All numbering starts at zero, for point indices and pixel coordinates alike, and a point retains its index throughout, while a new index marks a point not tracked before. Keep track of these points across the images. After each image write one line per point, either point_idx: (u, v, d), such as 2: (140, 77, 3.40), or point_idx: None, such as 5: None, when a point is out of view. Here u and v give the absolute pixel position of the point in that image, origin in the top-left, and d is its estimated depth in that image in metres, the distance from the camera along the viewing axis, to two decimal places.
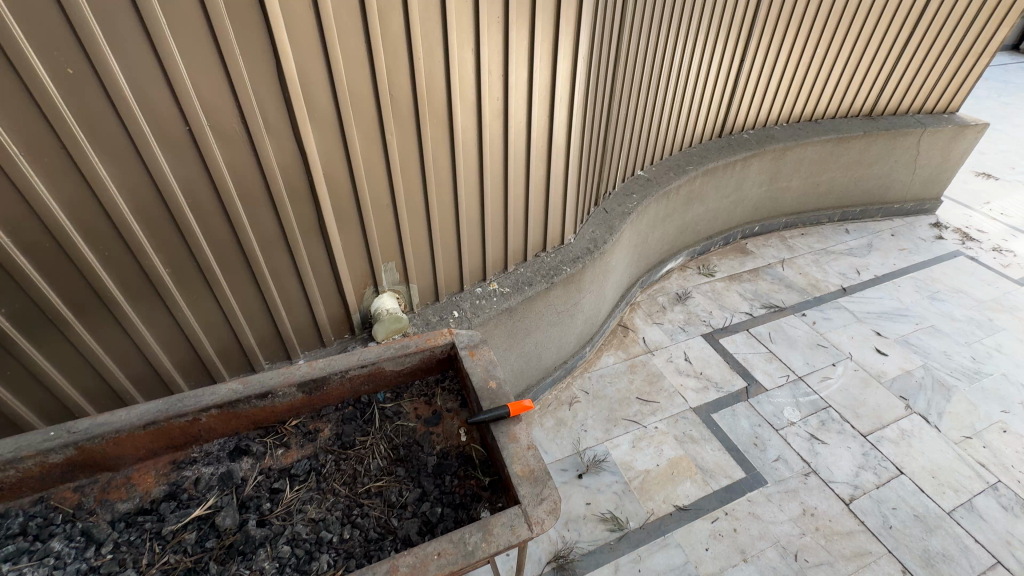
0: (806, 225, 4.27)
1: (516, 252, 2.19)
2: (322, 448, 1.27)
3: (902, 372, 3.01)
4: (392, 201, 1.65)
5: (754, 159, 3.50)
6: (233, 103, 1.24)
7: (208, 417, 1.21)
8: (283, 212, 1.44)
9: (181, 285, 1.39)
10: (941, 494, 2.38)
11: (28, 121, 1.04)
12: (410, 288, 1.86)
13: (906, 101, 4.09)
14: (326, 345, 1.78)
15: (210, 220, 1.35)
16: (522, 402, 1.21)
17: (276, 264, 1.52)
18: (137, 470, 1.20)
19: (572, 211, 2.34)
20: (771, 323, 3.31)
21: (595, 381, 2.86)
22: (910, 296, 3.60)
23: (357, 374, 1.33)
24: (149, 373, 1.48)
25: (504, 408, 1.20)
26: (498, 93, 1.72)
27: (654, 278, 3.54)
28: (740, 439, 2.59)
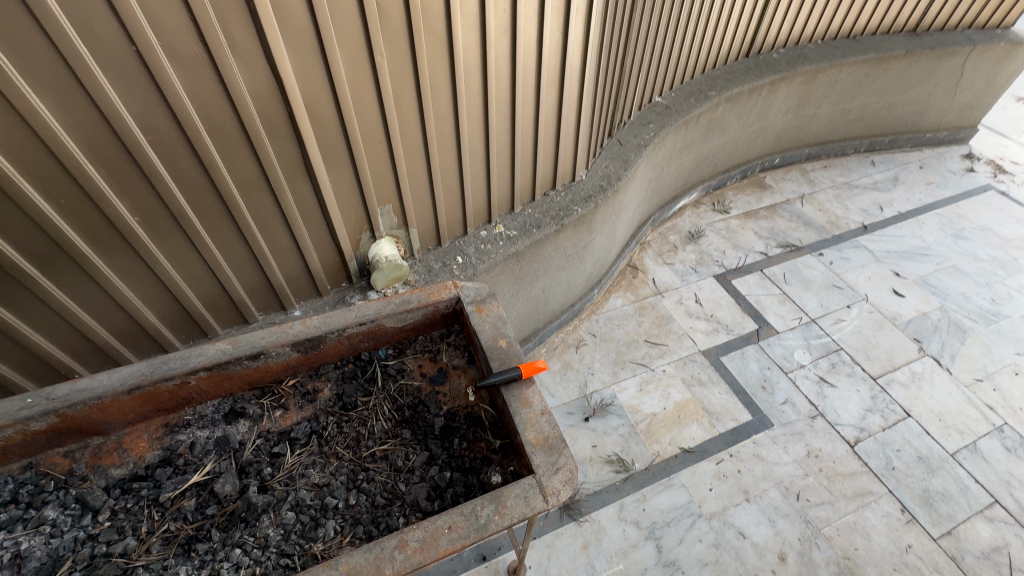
0: (829, 156, 4.00)
1: (524, 191, 2.01)
2: (322, 409, 1.20)
3: (918, 314, 2.93)
4: (386, 136, 1.46)
5: (783, 83, 3.18)
6: (187, 18, 1.02)
7: (197, 379, 1.12)
8: (261, 150, 1.26)
9: (155, 234, 1.26)
10: (946, 436, 2.39)
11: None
12: (410, 232, 1.72)
13: (957, 14, 3.65)
14: (323, 295, 1.67)
15: (178, 160, 1.18)
16: (535, 363, 1.13)
17: (260, 209, 1.37)
18: (129, 433, 1.13)
19: (584, 144, 2.13)
20: (786, 263, 3.18)
21: (603, 323, 2.78)
22: (933, 234, 3.44)
23: (356, 331, 1.23)
24: (134, 328, 1.38)
25: (515, 370, 1.12)
26: (506, 4, 1.47)
27: (666, 215, 3.36)
28: (748, 382, 2.57)
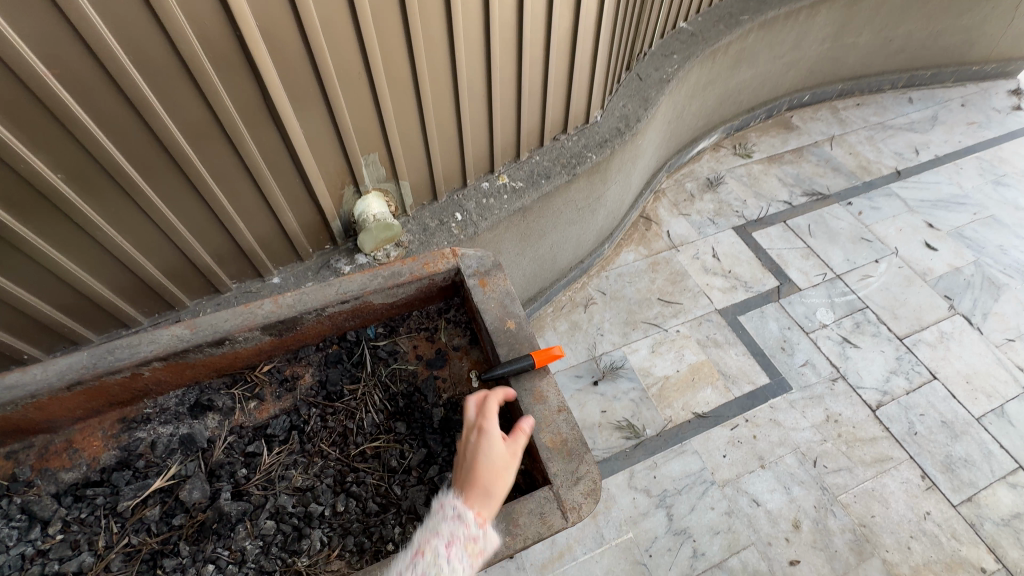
0: (863, 93, 3.64)
1: (532, 136, 1.75)
2: (302, 399, 1.05)
3: (950, 269, 2.74)
4: (366, 69, 1.20)
5: (823, 6, 2.80)
6: None
7: (152, 370, 0.95)
8: (210, 91, 1.01)
9: (90, 195, 1.04)
10: (973, 400, 2.28)
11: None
12: (400, 186, 1.49)
13: None
14: (304, 260, 1.47)
15: (101, 101, 0.93)
16: (550, 350, 0.96)
17: (218, 164, 1.14)
18: (80, 431, 0.98)
19: (601, 80, 1.84)
20: (812, 213, 2.94)
21: (613, 280, 2.60)
22: (971, 180, 3.17)
23: (338, 310, 1.05)
24: (85, 304, 1.19)
25: (527, 357, 0.95)
26: None
27: (684, 160, 3.08)
28: (767, 343, 2.42)
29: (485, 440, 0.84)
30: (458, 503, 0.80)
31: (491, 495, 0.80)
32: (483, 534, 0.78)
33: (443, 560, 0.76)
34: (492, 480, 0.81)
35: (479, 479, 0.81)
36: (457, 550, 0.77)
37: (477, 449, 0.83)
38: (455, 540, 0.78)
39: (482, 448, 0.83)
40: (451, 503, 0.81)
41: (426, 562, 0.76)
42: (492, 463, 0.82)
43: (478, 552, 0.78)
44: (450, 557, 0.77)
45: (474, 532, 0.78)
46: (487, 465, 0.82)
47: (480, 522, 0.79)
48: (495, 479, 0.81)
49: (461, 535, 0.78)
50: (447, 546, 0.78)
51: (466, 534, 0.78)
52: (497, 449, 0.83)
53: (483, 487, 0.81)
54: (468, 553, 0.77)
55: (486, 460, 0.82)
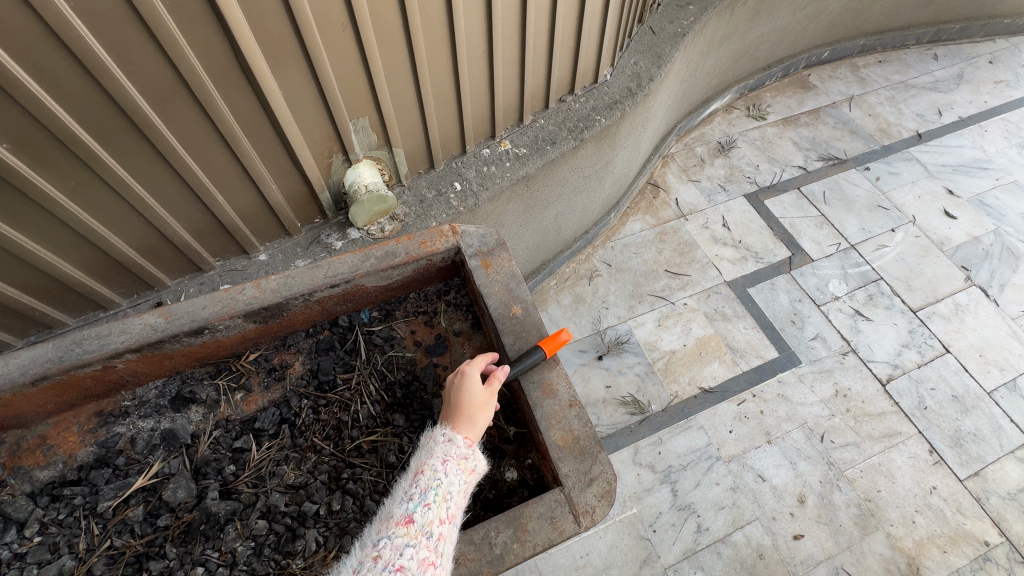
0: (886, 49, 3.42)
1: (536, 97, 1.61)
2: (292, 390, 0.98)
3: (969, 238, 2.63)
4: (351, 20, 1.06)
5: None
6: None
7: (126, 362, 0.87)
8: (172, 46, 0.88)
9: (45, 167, 0.92)
10: (986, 374, 2.23)
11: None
12: (394, 153, 1.37)
13: None
14: (293, 236, 1.37)
15: (45, 57, 0.81)
16: (559, 337, 0.87)
17: (189, 131, 1.02)
18: (55, 425, 0.91)
19: (611, 33, 1.68)
20: (827, 179, 2.81)
21: (619, 251, 2.50)
22: (996, 144, 3.01)
23: (327, 295, 0.96)
24: (55, 286, 1.10)
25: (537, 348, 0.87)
26: None
27: (694, 122, 2.91)
28: (776, 316, 2.35)
29: (466, 379, 0.84)
30: (445, 430, 0.80)
31: (476, 424, 0.81)
32: (474, 453, 0.79)
33: (440, 474, 0.75)
34: (475, 411, 0.81)
35: (463, 412, 0.81)
36: (452, 466, 0.76)
37: (456, 386, 0.83)
38: (450, 457, 0.77)
39: (462, 384, 0.83)
40: (439, 430, 0.81)
41: (425, 478, 0.74)
42: (474, 397, 0.82)
43: (470, 470, 0.78)
44: (446, 471, 0.76)
45: (465, 451, 0.78)
46: (470, 398, 0.82)
47: (470, 442, 0.79)
48: (478, 410, 0.82)
49: (454, 454, 0.77)
50: (443, 462, 0.76)
51: (458, 453, 0.78)
52: (479, 385, 0.84)
53: (466, 417, 0.81)
54: (461, 470, 0.77)
55: (468, 395, 0.82)
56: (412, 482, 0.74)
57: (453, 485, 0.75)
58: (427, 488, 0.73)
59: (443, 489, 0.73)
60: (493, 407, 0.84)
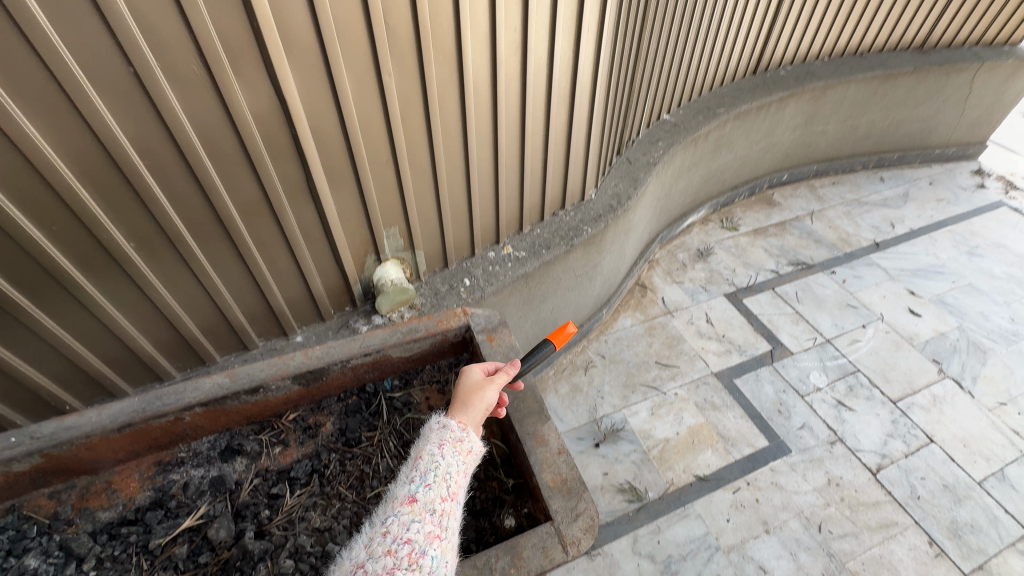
0: (838, 173, 3.96)
1: (533, 210, 1.96)
2: (324, 445, 1.14)
3: (936, 334, 2.86)
4: (393, 156, 1.41)
5: (791, 100, 3.15)
6: (190, 42, 0.96)
7: (193, 415, 1.06)
8: (264, 173, 1.20)
9: (152, 260, 1.19)
10: (973, 464, 2.31)
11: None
12: (416, 254, 1.67)
13: (962, 31, 3.65)
14: (326, 320, 1.61)
15: (175, 183, 1.11)
16: (564, 333, 1.09)
17: (262, 233, 1.31)
18: (119, 473, 1.07)
19: (593, 164, 2.09)
20: (798, 281, 3.11)
21: (612, 344, 2.71)
22: (947, 251, 3.37)
23: (360, 362, 1.17)
24: (128, 357, 1.31)
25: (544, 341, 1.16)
26: (518, 24, 1.44)
27: (674, 233, 3.31)
28: (764, 406, 2.48)
29: (471, 376, 1.02)
30: (441, 419, 0.95)
31: (468, 408, 0.96)
32: (469, 435, 0.94)
33: (438, 457, 0.90)
34: (468, 400, 0.97)
35: (459, 399, 0.98)
36: (449, 449, 0.91)
37: (458, 379, 1.03)
38: (446, 441, 0.92)
39: (462, 377, 1.03)
40: (437, 419, 0.96)
41: (424, 462, 0.89)
42: (470, 389, 0.99)
43: (467, 451, 0.93)
44: (444, 454, 0.90)
45: (460, 435, 0.93)
46: (467, 390, 0.99)
47: (463, 426, 0.94)
48: (470, 400, 0.97)
49: (449, 439, 0.92)
50: (440, 446, 0.91)
51: (453, 437, 0.93)
52: (478, 379, 1.01)
53: (462, 403, 0.97)
54: (458, 452, 0.92)
55: (466, 387, 1.00)
56: (413, 466, 0.89)
57: (451, 465, 0.90)
58: (427, 471, 0.88)
59: (441, 470, 0.88)
60: (489, 392, 0.98)
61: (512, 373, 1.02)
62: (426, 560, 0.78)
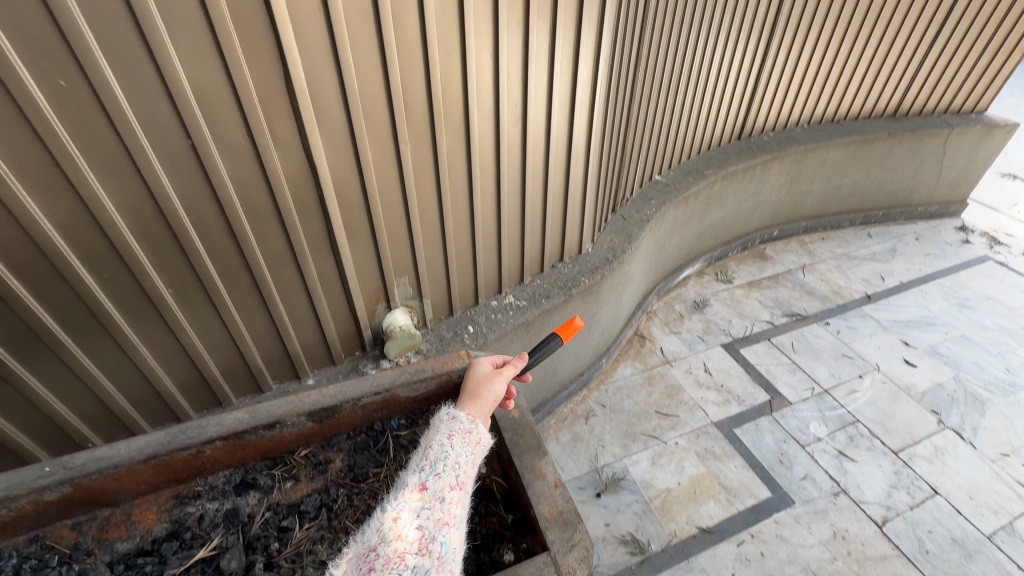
0: (827, 229, 4.14)
1: (533, 262, 2.10)
2: (332, 481, 1.20)
3: (933, 385, 2.89)
4: (405, 213, 1.56)
5: (775, 162, 3.38)
6: (240, 118, 1.14)
7: (212, 449, 1.13)
8: (292, 228, 1.34)
9: (185, 304, 1.30)
10: (981, 517, 2.28)
11: (6, 124, 0.92)
12: (423, 302, 1.78)
13: (930, 101, 3.96)
14: (336, 364, 1.70)
15: (213, 236, 1.25)
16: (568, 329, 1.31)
17: (285, 281, 1.43)
18: (138, 505, 1.12)
19: (589, 220, 2.25)
20: (793, 332, 3.19)
21: (612, 394, 2.76)
22: (938, 303, 3.47)
23: (370, 401, 1.25)
24: (152, 397, 1.39)
25: (551, 335, 1.30)
26: (518, 100, 1.64)
27: (671, 285, 3.44)
28: (765, 456, 2.49)
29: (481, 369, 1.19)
30: (450, 412, 1.06)
31: (475, 402, 1.10)
32: (477, 426, 1.05)
33: (447, 448, 0.99)
34: (473, 395, 1.12)
35: (468, 393, 1.13)
36: (457, 441, 1.01)
37: (467, 373, 1.19)
38: (455, 434, 1.02)
39: (471, 371, 1.19)
40: (447, 412, 1.07)
41: (434, 452, 0.98)
42: (476, 383, 1.14)
43: (475, 442, 1.03)
44: (453, 445, 1.00)
45: (468, 427, 1.04)
46: (474, 385, 1.14)
47: (471, 418, 1.06)
48: (475, 393, 1.12)
49: (459, 431, 1.02)
50: (449, 438, 1.01)
51: (462, 430, 1.03)
52: (484, 373, 1.17)
53: (471, 395, 1.13)
54: (466, 442, 1.02)
55: (473, 381, 1.15)
56: (424, 456, 0.99)
57: (459, 455, 0.99)
58: (436, 461, 0.97)
59: (450, 460, 0.98)
60: (495, 383, 1.15)
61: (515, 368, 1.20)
62: (435, 545, 0.86)
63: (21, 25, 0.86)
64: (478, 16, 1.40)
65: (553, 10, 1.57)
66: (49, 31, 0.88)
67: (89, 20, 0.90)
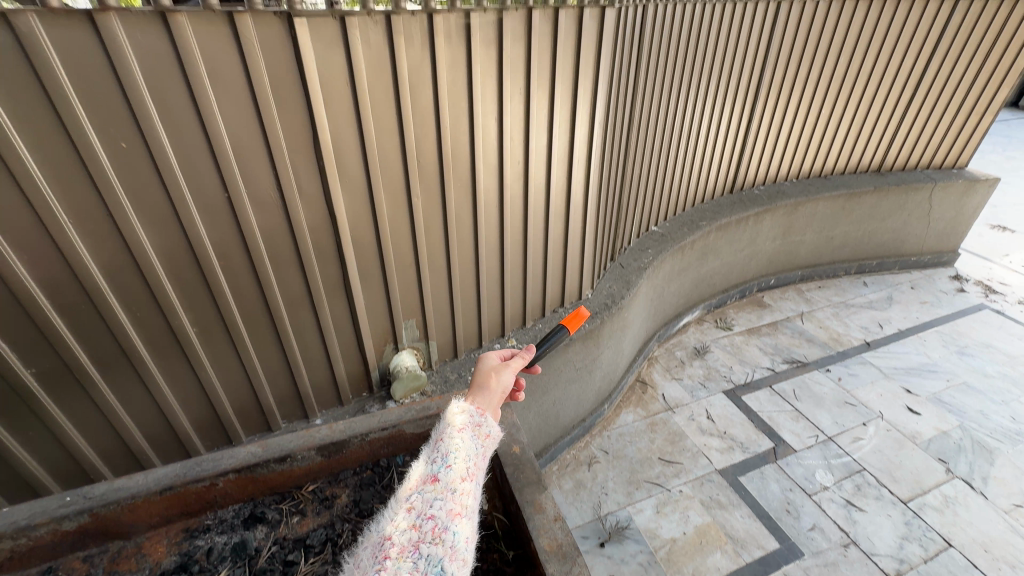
0: (823, 278, 4.24)
1: (535, 307, 2.19)
2: (338, 516, 1.23)
3: (939, 432, 2.87)
4: (415, 260, 1.67)
5: (767, 214, 3.54)
6: (271, 174, 1.27)
7: (225, 481, 1.18)
8: (310, 272, 1.45)
9: (207, 343, 1.39)
10: (999, 571, 2.21)
11: (71, 181, 1.04)
12: (429, 344, 1.86)
13: (912, 157, 4.18)
14: (344, 404, 1.75)
15: (239, 279, 1.35)
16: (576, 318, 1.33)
17: (300, 323, 1.52)
18: (149, 538, 1.15)
19: (588, 267, 2.37)
20: (794, 379, 3.21)
21: (614, 440, 2.76)
22: (938, 351, 3.50)
23: (377, 437, 1.30)
24: (167, 433, 1.44)
25: (559, 326, 1.36)
26: (520, 157, 1.79)
27: (671, 331, 3.50)
28: (771, 505, 2.45)
29: (489, 362, 1.25)
30: (460, 406, 1.08)
31: (483, 399, 1.15)
32: (485, 420, 1.08)
33: (457, 442, 1.01)
34: (478, 393, 1.16)
35: (474, 390, 1.17)
36: (467, 435, 1.03)
37: (476, 365, 1.26)
38: (465, 428, 1.04)
39: (479, 365, 1.25)
40: (457, 406, 1.09)
41: (445, 445, 0.99)
42: (484, 378, 1.20)
43: (485, 435, 1.06)
44: (464, 439, 1.02)
45: (478, 421, 1.07)
46: (480, 381, 1.19)
47: (481, 411, 1.10)
48: (480, 392, 1.17)
49: (469, 426, 1.05)
50: (460, 432, 1.03)
51: (472, 424, 1.05)
52: (492, 367, 1.23)
53: (478, 387, 1.18)
54: (477, 436, 1.05)
55: (481, 376, 1.21)
56: (434, 450, 1.00)
57: (469, 447, 1.01)
58: (448, 454, 0.98)
59: (461, 453, 0.99)
60: (503, 375, 1.21)
61: (523, 361, 1.25)
62: (449, 534, 0.85)
63: (95, 98, 1.00)
64: (485, 85, 1.57)
65: (551, 79, 1.76)
66: (118, 102, 1.03)
67: (152, 92, 1.05)
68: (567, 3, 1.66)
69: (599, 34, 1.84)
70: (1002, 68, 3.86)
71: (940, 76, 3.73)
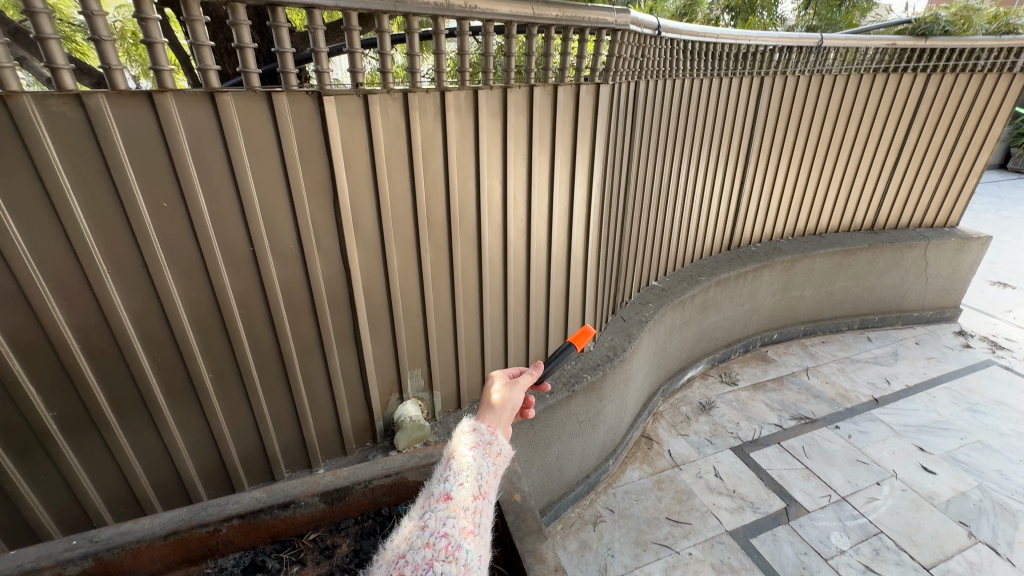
0: (826, 333, 4.26)
1: (538, 358, 2.24)
2: (338, 565, 1.22)
3: (957, 493, 2.78)
4: (423, 310, 1.74)
5: (765, 270, 3.63)
6: (293, 230, 1.38)
7: (228, 527, 1.19)
8: (323, 321, 1.52)
9: (220, 390, 1.44)
10: None
11: (114, 236, 1.14)
12: (433, 394, 1.89)
13: (903, 216, 4.33)
14: (347, 454, 1.77)
15: (255, 327, 1.42)
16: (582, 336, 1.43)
17: (310, 371, 1.57)
18: None
19: (590, 321, 2.43)
20: (803, 436, 3.16)
21: (620, 498, 2.70)
22: (948, 407, 3.45)
23: (380, 484, 1.32)
24: (173, 480, 1.46)
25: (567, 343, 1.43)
26: (523, 215, 1.92)
27: (676, 386, 3.50)
28: (786, 570, 2.34)
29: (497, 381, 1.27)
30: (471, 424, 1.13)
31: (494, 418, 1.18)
32: (496, 438, 1.12)
33: (469, 460, 1.04)
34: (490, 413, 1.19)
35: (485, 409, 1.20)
36: (478, 454, 1.06)
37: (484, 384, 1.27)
38: (476, 446, 1.07)
39: (488, 385, 1.26)
40: (468, 425, 1.13)
41: (456, 464, 1.02)
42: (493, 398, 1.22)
43: (496, 453, 1.09)
44: (475, 457, 1.05)
45: (489, 440, 1.10)
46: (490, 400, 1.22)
47: (492, 429, 1.13)
48: (492, 411, 1.19)
49: (480, 444, 1.08)
50: (470, 451, 1.06)
51: (483, 443, 1.09)
52: (501, 386, 1.25)
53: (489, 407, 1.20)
54: (489, 454, 1.08)
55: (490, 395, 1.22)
56: (446, 469, 1.02)
57: (480, 466, 1.04)
58: (460, 472, 1.00)
59: (472, 471, 1.01)
60: (513, 394, 1.24)
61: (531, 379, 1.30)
62: (462, 552, 0.86)
63: (145, 164, 1.12)
64: (491, 149, 1.72)
65: (552, 145, 1.91)
66: (164, 167, 1.15)
67: (194, 158, 1.18)
68: (565, 81, 1.85)
69: (596, 108, 2.02)
70: (981, 134, 4.08)
71: (922, 141, 3.94)
